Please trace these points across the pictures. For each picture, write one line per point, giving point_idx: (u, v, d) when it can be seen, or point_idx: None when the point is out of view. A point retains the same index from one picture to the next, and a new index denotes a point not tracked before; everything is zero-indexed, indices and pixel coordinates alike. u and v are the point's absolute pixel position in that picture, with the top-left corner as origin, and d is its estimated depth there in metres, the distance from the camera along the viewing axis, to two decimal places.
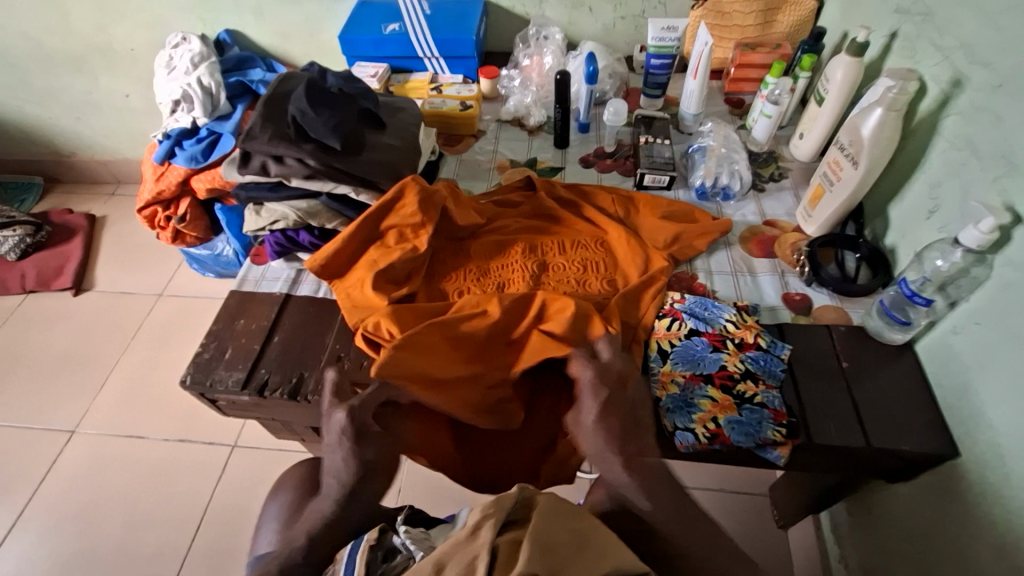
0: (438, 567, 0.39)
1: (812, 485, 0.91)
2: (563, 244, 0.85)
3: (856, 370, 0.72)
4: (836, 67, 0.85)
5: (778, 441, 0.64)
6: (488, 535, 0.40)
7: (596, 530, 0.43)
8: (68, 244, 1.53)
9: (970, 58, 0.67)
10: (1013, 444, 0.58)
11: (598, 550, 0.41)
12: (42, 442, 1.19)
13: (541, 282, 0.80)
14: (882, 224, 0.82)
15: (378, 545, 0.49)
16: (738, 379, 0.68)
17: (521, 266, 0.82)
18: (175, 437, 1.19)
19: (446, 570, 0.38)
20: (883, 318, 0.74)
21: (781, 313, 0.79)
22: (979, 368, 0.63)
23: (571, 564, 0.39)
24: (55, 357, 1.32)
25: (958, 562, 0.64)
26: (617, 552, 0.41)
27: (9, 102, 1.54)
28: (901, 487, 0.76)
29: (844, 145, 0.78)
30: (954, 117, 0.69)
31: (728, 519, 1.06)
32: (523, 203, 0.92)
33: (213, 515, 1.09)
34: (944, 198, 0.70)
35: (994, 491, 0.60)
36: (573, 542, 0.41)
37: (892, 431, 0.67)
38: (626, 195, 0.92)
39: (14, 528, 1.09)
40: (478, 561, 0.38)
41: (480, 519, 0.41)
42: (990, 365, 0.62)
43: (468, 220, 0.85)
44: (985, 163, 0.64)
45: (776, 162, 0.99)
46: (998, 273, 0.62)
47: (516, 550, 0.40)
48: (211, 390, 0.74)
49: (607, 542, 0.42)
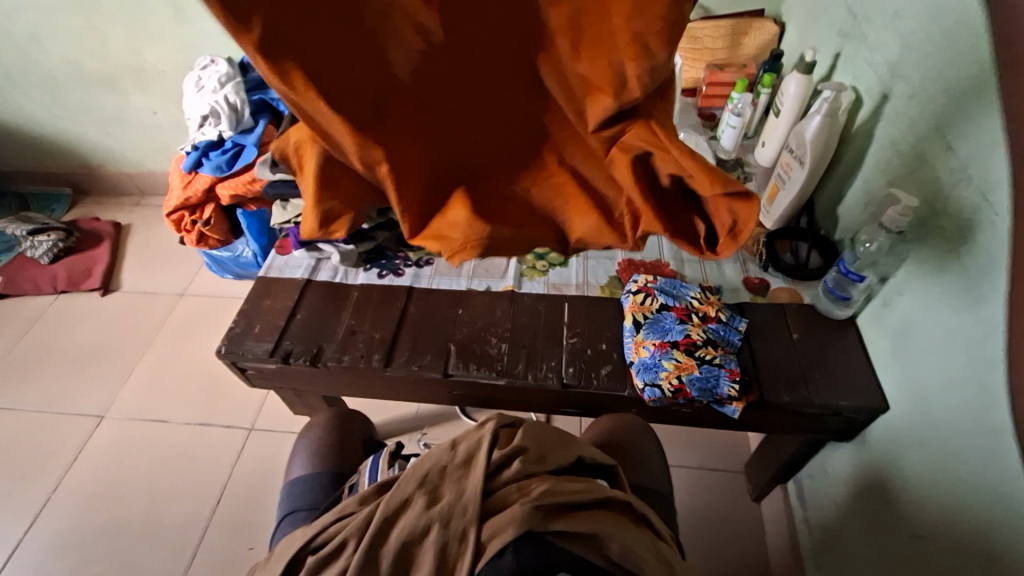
0: (454, 442, 0.55)
1: (777, 453, 1.01)
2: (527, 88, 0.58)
3: (805, 341, 0.84)
4: (790, 83, 0.97)
5: (732, 397, 0.76)
6: (492, 423, 0.55)
7: (577, 436, 0.57)
8: (96, 248, 1.64)
9: (894, 73, 0.77)
10: (931, 394, 0.69)
11: (575, 447, 0.57)
12: (73, 426, 1.29)
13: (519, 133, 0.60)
14: (832, 218, 0.93)
15: (395, 457, 0.63)
16: (700, 344, 0.79)
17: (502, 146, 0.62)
18: (197, 421, 1.29)
19: (460, 443, 0.54)
20: (829, 297, 0.85)
21: (741, 294, 0.90)
22: (903, 332, 0.74)
23: (555, 451, 0.55)
24: (84, 350, 1.42)
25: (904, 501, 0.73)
26: (586, 449, 0.57)
27: (45, 118, 1.67)
28: (850, 445, 0.86)
29: (793, 148, 0.92)
30: (883, 123, 0.80)
31: (705, 493, 1.15)
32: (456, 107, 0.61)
33: (232, 490, 1.18)
34: (877, 192, 0.81)
35: (921, 435, 0.71)
36: (558, 441, 0.57)
37: (834, 388, 0.78)
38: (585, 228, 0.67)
39: (48, 502, 1.18)
40: (484, 438, 0.54)
41: (487, 416, 0.57)
42: (911, 329, 0.73)
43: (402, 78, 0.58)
44: (904, 160, 0.75)
45: (742, 167, 1.11)
46: (915, 250, 0.72)
47: (512, 437, 0.56)
48: (242, 358, 0.84)
49: (581, 443, 0.58)
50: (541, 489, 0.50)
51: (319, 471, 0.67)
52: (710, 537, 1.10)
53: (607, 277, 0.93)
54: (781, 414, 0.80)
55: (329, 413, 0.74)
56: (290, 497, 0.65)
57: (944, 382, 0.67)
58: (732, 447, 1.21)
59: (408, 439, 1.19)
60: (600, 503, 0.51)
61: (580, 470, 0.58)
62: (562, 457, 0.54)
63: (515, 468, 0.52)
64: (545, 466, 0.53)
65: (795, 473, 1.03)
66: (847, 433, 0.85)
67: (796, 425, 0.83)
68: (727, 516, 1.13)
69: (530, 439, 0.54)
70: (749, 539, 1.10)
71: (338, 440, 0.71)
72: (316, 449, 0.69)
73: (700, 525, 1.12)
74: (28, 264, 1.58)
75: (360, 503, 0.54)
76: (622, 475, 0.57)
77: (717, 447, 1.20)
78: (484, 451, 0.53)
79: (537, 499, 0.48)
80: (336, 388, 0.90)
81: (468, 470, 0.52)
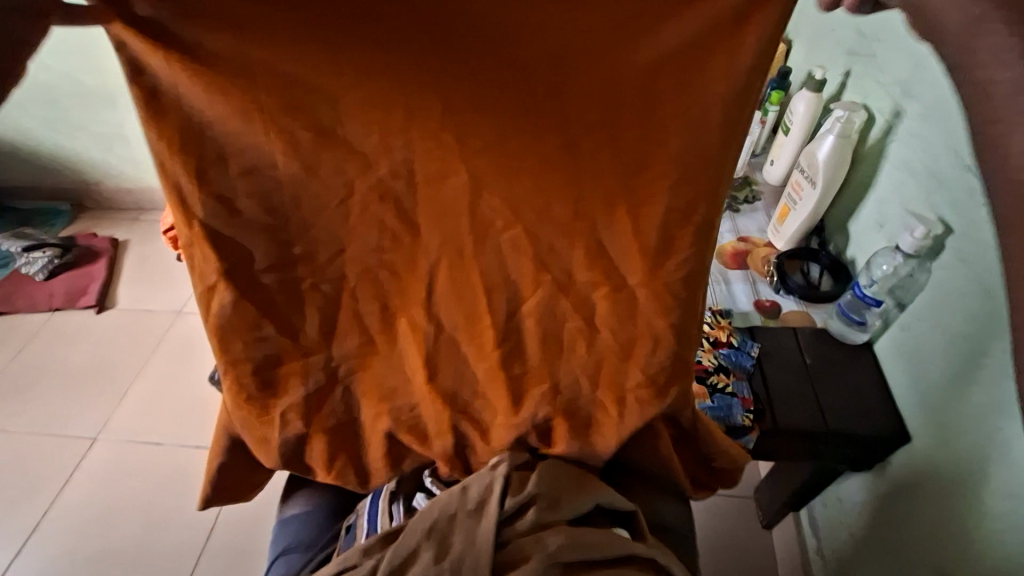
0: (464, 484, 0.53)
1: (791, 481, 0.98)
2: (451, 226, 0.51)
3: (818, 366, 0.80)
4: (799, 101, 0.95)
5: (747, 425, 0.75)
6: (505, 466, 0.54)
7: (594, 479, 0.55)
8: (92, 265, 1.62)
9: (906, 92, 0.76)
10: (955, 428, 0.66)
11: (593, 488, 0.54)
12: (66, 448, 1.26)
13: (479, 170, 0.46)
14: (842, 239, 0.91)
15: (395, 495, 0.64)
16: (711, 371, 0.79)
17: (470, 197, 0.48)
18: (192, 444, 1.26)
19: (471, 485, 0.53)
20: (843, 320, 0.83)
21: (751, 318, 0.88)
22: (914, 354, 0.73)
23: (570, 497, 0.52)
24: (78, 369, 1.40)
25: (928, 540, 0.70)
26: (606, 491, 0.54)
27: (45, 134, 1.66)
28: (868, 475, 0.83)
29: (804, 168, 0.91)
30: (896, 143, 0.78)
31: (716, 520, 1.12)
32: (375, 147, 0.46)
33: (226, 516, 1.15)
34: (890, 214, 0.79)
35: (939, 466, 0.69)
36: (574, 484, 0.54)
37: (851, 416, 0.75)
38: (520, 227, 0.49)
39: (37, 528, 1.15)
40: (495, 481, 0.53)
41: (498, 458, 0.55)
42: (920, 347, 0.72)
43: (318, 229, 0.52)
44: (920, 182, 0.73)
45: (750, 186, 1.09)
46: (935, 276, 0.70)
47: (525, 478, 0.54)
48: None
49: (600, 485, 0.55)
50: (558, 544, 0.48)
51: (315, 508, 0.68)
52: (719, 566, 1.06)
53: None
54: (795, 444, 0.78)
55: None
56: (285, 537, 0.66)
57: (959, 408, 0.66)
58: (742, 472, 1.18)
59: None
60: (618, 559, 0.50)
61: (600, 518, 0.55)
62: (579, 504, 0.52)
63: (528, 518, 0.50)
64: (559, 515, 0.51)
65: (808, 501, 0.99)
66: (864, 464, 0.82)
67: (814, 454, 0.79)
68: (737, 544, 1.09)
69: (543, 485, 0.52)
70: (761, 568, 1.06)
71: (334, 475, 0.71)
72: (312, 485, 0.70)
73: (711, 554, 1.08)
74: (25, 280, 1.58)
75: (364, 555, 0.51)
76: (643, 520, 0.54)
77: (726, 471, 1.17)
78: (495, 498, 0.51)
79: (552, 555, 0.47)
80: None
81: (478, 518, 0.50)
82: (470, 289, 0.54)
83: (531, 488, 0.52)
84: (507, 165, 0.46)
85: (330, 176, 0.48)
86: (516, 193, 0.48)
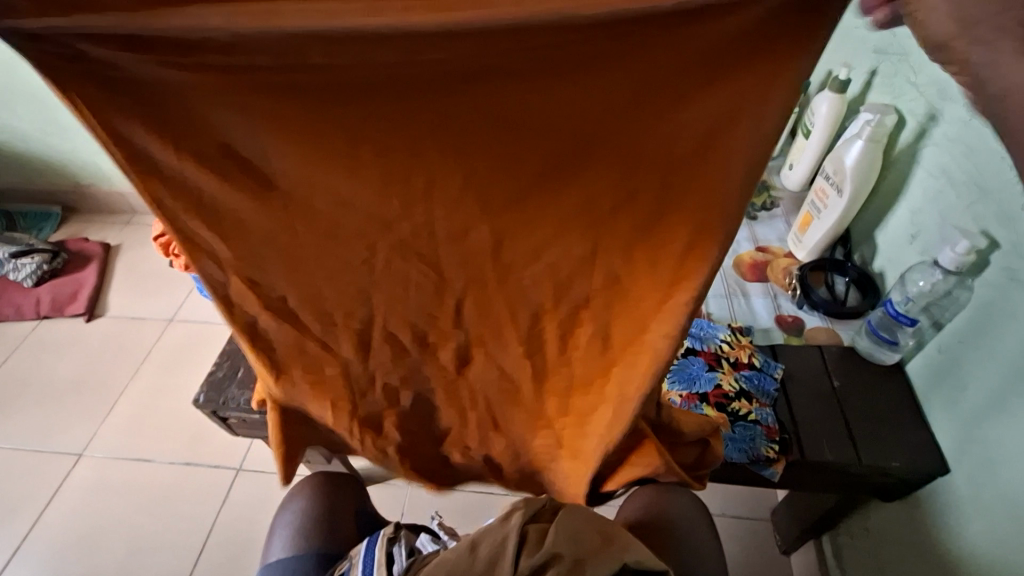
0: (474, 543, 0.51)
1: (812, 507, 0.92)
2: (467, 237, 0.44)
3: (847, 389, 0.75)
4: (821, 102, 0.89)
5: (771, 458, 0.70)
6: (518, 519, 0.52)
7: (621, 531, 0.53)
8: (83, 271, 1.57)
9: (943, 94, 0.70)
10: (994, 458, 0.62)
11: (619, 545, 0.51)
12: (48, 466, 1.20)
13: (492, 175, 0.39)
14: (869, 249, 0.85)
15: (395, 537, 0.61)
16: (732, 397, 0.74)
17: (486, 209, 0.42)
18: (181, 460, 1.20)
19: (481, 545, 0.51)
20: (872, 338, 0.77)
21: (773, 335, 0.82)
22: (955, 369, 0.67)
23: (594, 556, 0.50)
24: (65, 381, 1.35)
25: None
26: (636, 548, 0.51)
27: (35, 137, 1.60)
28: (897, 505, 0.78)
29: (829, 174, 0.85)
30: (931, 148, 0.72)
31: (732, 543, 1.06)
32: (361, 158, 0.38)
33: (216, 538, 1.10)
34: (924, 224, 0.74)
35: (982, 504, 0.64)
36: (598, 541, 0.52)
37: (883, 447, 0.70)
38: (550, 236, 0.43)
39: (18, 549, 1.10)
40: (508, 539, 0.51)
41: (510, 508, 0.53)
42: (958, 356, 0.67)
43: (328, 254, 0.46)
44: (959, 191, 0.67)
45: (768, 191, 1.03)
46: (977, 295, 0.64)
47: (543, 535, 0.52)
48: (223, 407, 0.78)
49: (627, 539, 0.52)
50: None
51: (297, 555, 0.65)
52: None
53: None
54: (824, 475, 0.72)
55: (314, 481, 0.72)
56: None
57: (983, 428, 0.63)
58: (758, 493, 1.12)
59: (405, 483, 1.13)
60: None
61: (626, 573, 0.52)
62: (601, 563, 0.49)
63: None
64: None
65: (831, 527, 0.94)
66: (893, 494, 0.76)
67: (842, 485, 0.74)
68: (755, 569, 1.03)
69: (562, 544, 0.50)
70: None
71: (321, 518, 0.69)
72: (295, 530, 0.67)
73: None
74: (13, 286, 1.52)
75: None
76: None
77: (740, 492, 1.12)
78: (508, 557, 0.49)
79: None
80: None
81: None
82: (503, 303, 0.50)
83: (549, 545, 0.50)
84: (511, 164, 0.38)
85: (329, 201, 0.42)
86: (526, 196, 0.40)
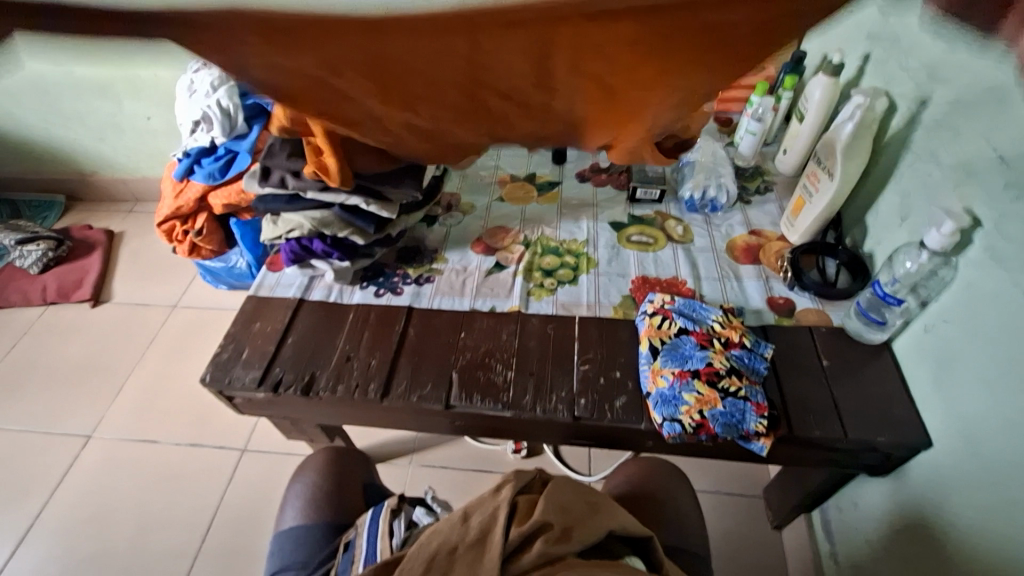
0: (466, 514, 0.54)
1: (802, 484, 0.95)
2: None
3: (836, 369, 0.77)
4: (815, 87, 0.90)
5: (760, 432, 0.72)
6: (508, 492, 0.55)
7: (605, 500, 0.57)
8: (88, 258, 1.58)
9: (932, 78, 0.71)
10: (977, 438, 0.64)
11: (605, 515, 0.55)
12: (58, 447, 1.23)
13: None
14: (859, 231, 0.87)
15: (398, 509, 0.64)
16: (723, 374, 0.75)
17: None
18: (187, 441, 1.23)
19: (473, 515, 0.53)
20: (861, 320, 0.78)
21: (765, 316, 0.84)
22: (947, 357, 0.68)
23: (583, 522, 0.54)
24: (72, 365, 1.37)
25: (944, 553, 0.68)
26: (620, 518, 0.56)
27: (37, 125, 1.61)
28: (885, 479, 0.80)
29: (821, 158, 0.86)
30: (921, 132, 0.73)
31: (724, 520, 1.09)
32: None
33: (224, 515, 1.13)
34: (913, 206, 0.75)
35: (962, 477, 0.66)
36: (586, 508, 0.56)
37: (870, 424, 0.72)
38: None
39: (31, 528, 1.13)
40: (498, 510, 0.53)
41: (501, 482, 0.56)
42: (947, 335, 0.68)
43: None
44: (946, 172, 0.69)
45: (762, 175, 1.05)
46: (961, 274, 0.66)
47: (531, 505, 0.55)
48: (229, 387, 0.81)
49: (612, 509, 0.57)
50: None
51: (309, 523, 0.72)
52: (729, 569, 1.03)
53: (620, 296, 0.88)
54: (813, 451, 0.75)
55: (325, 462, 0.79)
56: (286, 548, 0.71)
57: (968, 406, 0.65)
58: (751, 472, 1.15)
59: (406, 462, 1.16)
60: None
61: (613, 542, 0.56)
62: (589, 530, 0.53)
63: (535, 551, 0.50)
64: (569, 545, 0.51)
65: (821, 503, 0.97)
66: (881, 470, 0.79)
67: (829, 460, 0.76)
68: (747, 545, 1.06)
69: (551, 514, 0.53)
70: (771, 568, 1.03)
71: (332, 489, 0.76)
72: (308, 500, 0.75)
73: (719, 555, 1.05)
74: (19, 274, 1.54)
75: None
76: (659, 547, 0.56)
77: (733, 470, 1.14)
78: (499, 528, 0.52)
79: None
80: (335, 416, 0.87)
81: (482, 551, 0.51)
82: None
83: (538, 516, 0.52)
84: None
85: None
86: None
